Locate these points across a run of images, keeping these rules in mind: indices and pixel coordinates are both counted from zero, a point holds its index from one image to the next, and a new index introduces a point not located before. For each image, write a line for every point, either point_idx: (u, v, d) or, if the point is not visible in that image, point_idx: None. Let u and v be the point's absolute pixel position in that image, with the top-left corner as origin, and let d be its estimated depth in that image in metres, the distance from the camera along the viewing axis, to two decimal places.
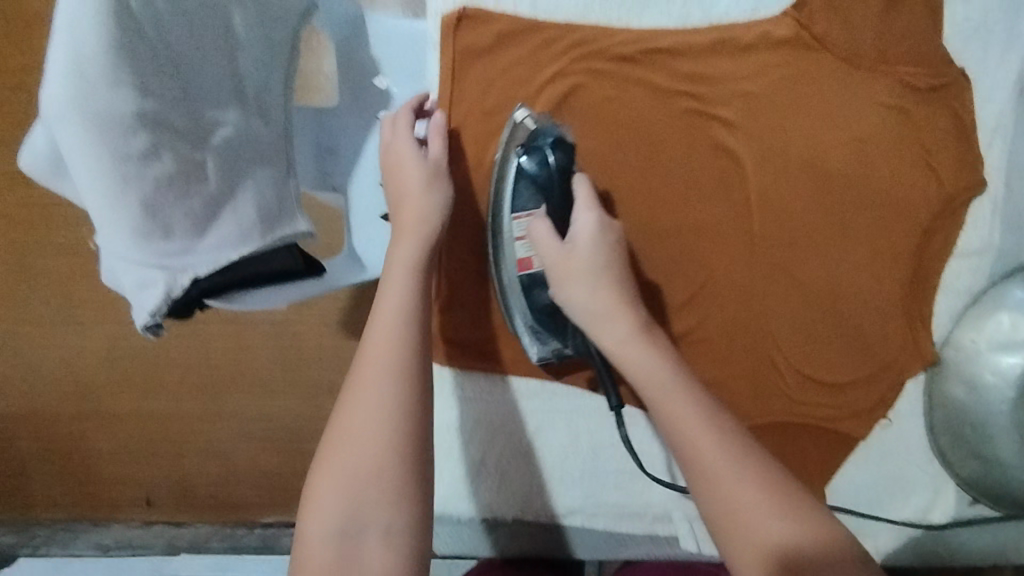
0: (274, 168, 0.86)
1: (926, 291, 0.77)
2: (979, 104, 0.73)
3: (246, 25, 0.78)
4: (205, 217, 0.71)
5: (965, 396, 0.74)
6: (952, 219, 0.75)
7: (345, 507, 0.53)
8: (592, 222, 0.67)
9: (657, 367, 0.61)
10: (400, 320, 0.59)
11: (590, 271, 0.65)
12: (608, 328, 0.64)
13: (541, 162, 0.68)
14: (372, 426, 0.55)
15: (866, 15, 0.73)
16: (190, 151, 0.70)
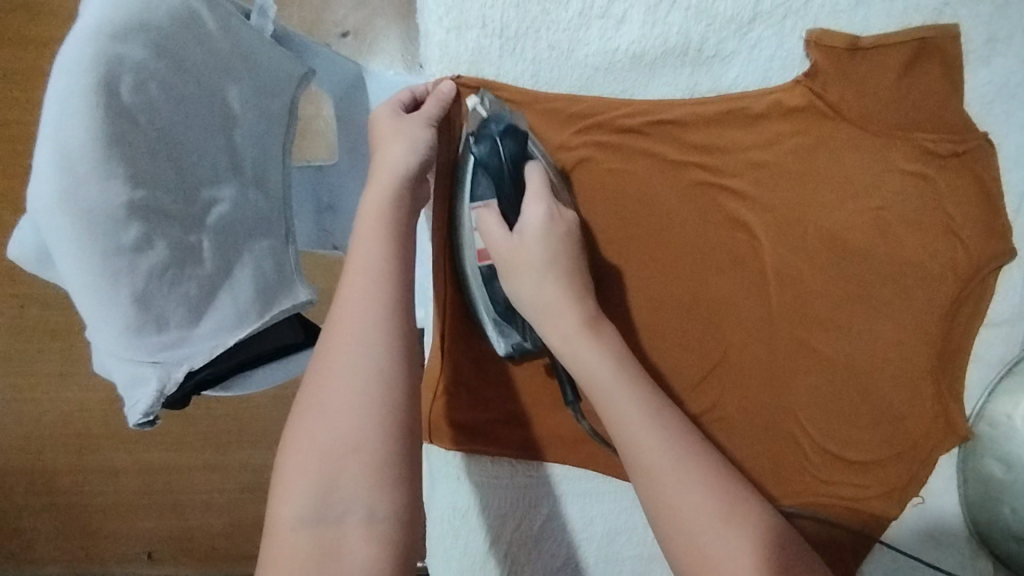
0: (274, 240, 0.73)
1: (955, 363, 0.73)
2: (1003, 170, 0.71)
3: (242, 100, 0.70)
4: (200, 307, 0.61)
5: (1003, 474, 0.70)
6: (980, 290, 0.72)
7: (320, 490, 0.48)
8: (540, 210, 0.60)
9: (602, 366, 0.55)
10: (372, 302, 0.54)
11: (534, 262, 0.58)
12: (554, 326, 0.57)
13: (491, 150, 0.62)
14: (346, 408, 0.50)
15: (891, 80, 0.68)
16: (184, 235, 0.60)
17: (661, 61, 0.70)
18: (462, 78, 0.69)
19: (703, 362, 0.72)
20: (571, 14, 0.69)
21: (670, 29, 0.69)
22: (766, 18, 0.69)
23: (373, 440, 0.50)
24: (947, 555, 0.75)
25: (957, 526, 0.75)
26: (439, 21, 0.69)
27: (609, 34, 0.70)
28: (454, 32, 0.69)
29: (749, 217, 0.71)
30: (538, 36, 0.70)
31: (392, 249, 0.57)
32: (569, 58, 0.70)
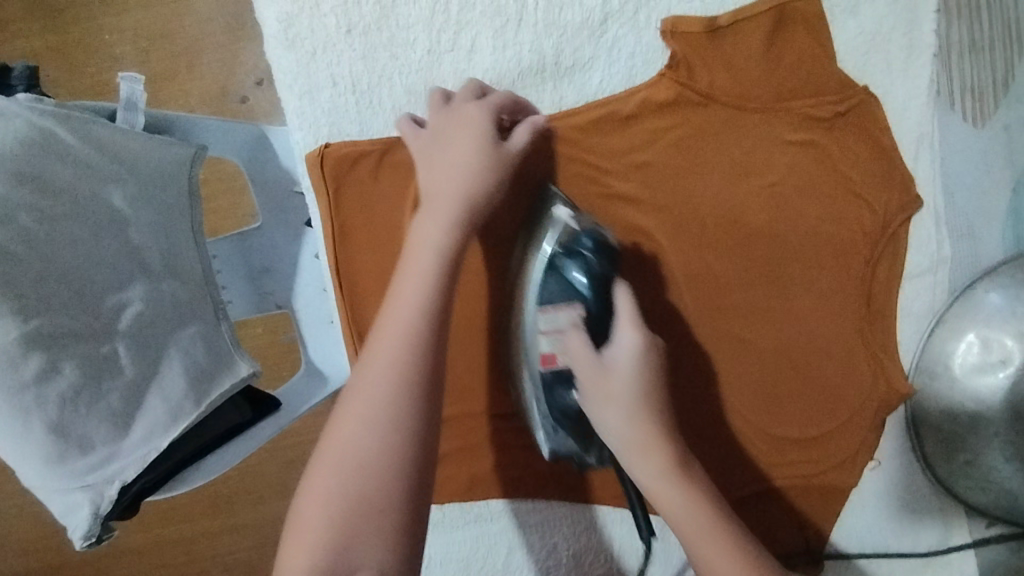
0: (202, 324, 0.61)
1: (885, 322, 0.71)
2: (893, 120, 0.68)
3: (131, 201, 0.57)
4: (126, 418, 0.53)
5: (950, 425, 0.70)
6: (894, 246, 0.69)
7: (338, 543, 0.44)
8: (637, 342, 0.57)
9: (693, 517, 0.53)
10: (427, 333, 0.50)
11: (624, 400, 0.55)
12: (642, 462, 0.55)
13: (585, 274, 0.60)
14: (379, 459, 0.46)
15: (756, 53, 0.66)
16: (94, 347, 0.51)
17: (521, 81, 0.68)
18: (326, 144, 0.68)
19: None
20: (420, 55, 0.68)
21: (522, 49, 0.67)
22: (618, 18, 0.67)
23: (403, 493, 0.46)
24: (917, 513, 0.73)
25: (924, 484, 0.73)
26: (290, 89, 0.67)
27: (462, 66, 0.68)
28: (307, 97, 0.68)
29: (645, 220, 0.68)
30: (391, 83, 0.68)
31: (438, 295, 0.52)
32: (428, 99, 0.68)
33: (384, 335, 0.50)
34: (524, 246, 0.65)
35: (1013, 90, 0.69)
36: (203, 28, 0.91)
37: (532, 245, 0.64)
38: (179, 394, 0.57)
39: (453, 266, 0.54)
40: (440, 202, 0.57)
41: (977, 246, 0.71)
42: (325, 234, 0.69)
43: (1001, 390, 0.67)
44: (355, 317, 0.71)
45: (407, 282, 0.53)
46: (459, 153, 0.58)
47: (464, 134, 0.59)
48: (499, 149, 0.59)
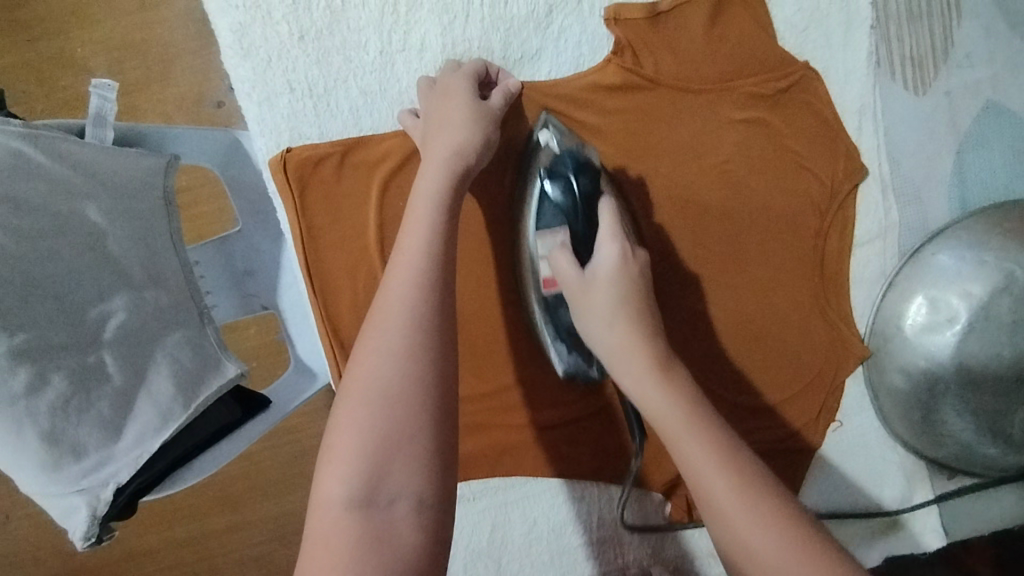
0: (187, 328, 0.62)
1: (839, 289, 0.73)
2: (835, 93, 0.70)
3: (107, 213, 0.57)
4: (117, 424, 0.54)
5: (905, 385, 0.72)
6: (842, 216, 0.72)
7: (373, 471, 0.46)
8: (616, 252, 0.58)
9: (669, 412, 0.51)
10: (432, 275, 0.53)
11: (605, 308, 0.55)
12: (624, 365, 0.54)
13: (565, 189, 0.61)
14: (400, 390, 0.48)
15: (698, 35, 0.68)
16: (81, 358, 0.51)
17: None
18: (289, 149, 0.70)
19: None
20: (373, 56, 0.70)
21: (471, 44, 0.69)
22: (562, 8, 0.69)
23: (428, 420, 0.48)
24: (881, 471, 0.76)
25: (884, 441, 0.76)
26: (249, 97, 0.69)
27: (414, 64, 0.70)
28: (265, 104, 0.70)
29: None
30: (347, 85, 0.70)
31: (438, 238, 0.56)
32: (383, 99, 0.70)
33: (393, 279, 0.53)
34: (520, 179, 0.68)
35: (953, 56, 0.71)
36: (176, 36, 0.88)
37: (528, 176, 0.67)
38: (167, 401, 0.57)
39: (452, 217, 0.58)
40: (436, 159, 0.60)
41: (924, 211, 0.73)
42: (293, 234, 0.71)
43: (948, 346, 0.69)
44: (328, 312, 0.73)
45: (410, 232, 0.56)
46: (451, 111, 0.62)
47: (449, 101, 0.63)
48: (486, 105, 0.64)
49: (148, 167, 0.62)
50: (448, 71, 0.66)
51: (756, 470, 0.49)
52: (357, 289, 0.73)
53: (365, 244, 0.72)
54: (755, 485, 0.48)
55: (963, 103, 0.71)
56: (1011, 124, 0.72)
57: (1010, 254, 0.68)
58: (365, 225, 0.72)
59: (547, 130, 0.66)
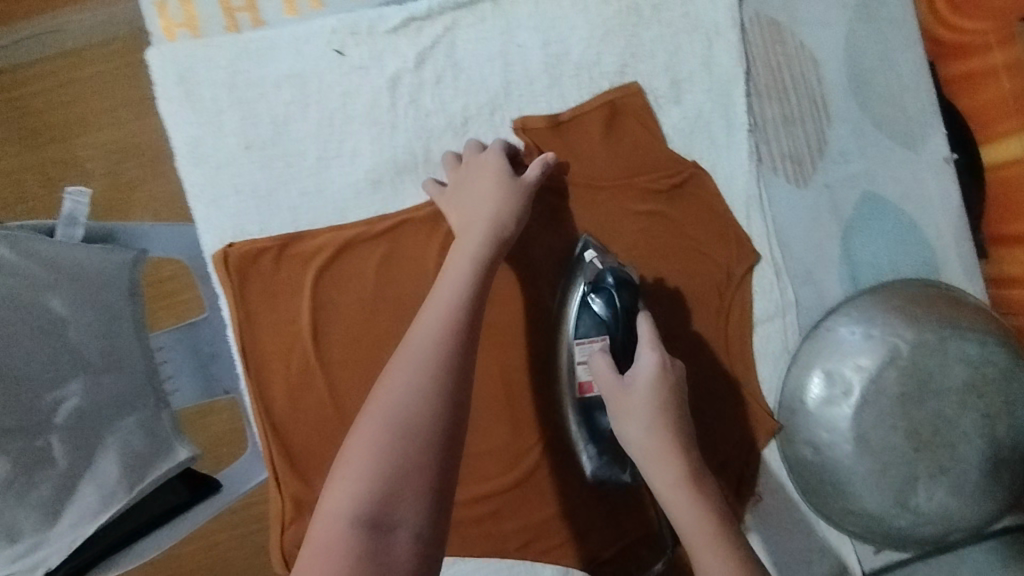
0: (142, 412, 0.75)
1: (746, 364, 0.78)
2: (723, 189, 0.79)
3: (71, 305, 0.69)
4: (56, 508, 0.65)
5: (815, 458, 0.74)
6: (741, 295, 0.78)
7: (384, 494, 0.51)
8: (655, 359, 0.66)
9: (697, 521, 0.61)
10: (457, 331, 0.61)
11: (643, 415, 0.65)
12: (658, 471, 0.64)
13: (608, 304, 0.71)
14: (416, 425, 0.54)
15: (597, 140, 0.77)
16: (30, 442, 0.63)
17: (400, 178, 0.79)
18: (230, 244, 0.77)
19: (512, 427, 0.77)
20: (310, 161, 0.78)
21: (396, 151, 0.79)
22: (477, 119, 0.79)
23: (437, 455, 0.54)
24: (803, 546, 0.79)
25: (804, 514, 0.79)
26: (199, 198, 0.78)
27: (348, 169, 0.79)
28: (213, 205, 0.78)
29: (523, 288, 0.77)
30: (286, 187, 0.78)
31: (467, 297, 0.63)
32: (319, 199, 0.79)
33: (419, 332, 0.61)
34: (559, 290, 0.77)
35: (827, 154, 0.79)
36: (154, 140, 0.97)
37: (568, 288, 0.75)
38: (113, 479, 0.69)
39: (484, 285, 0.65)
40: (470, 236, 0.68)
41: (817, 291, 0.79)
42: (232, 320, 0.77)
43: (848, 419, 0.73)
44: (264, 394, 0.77)
45: (441, 289, 0.64)
46: (485, 191, 0.71)
47: (480, 181, 0.72)
48: (520, 182, 0.72)
49: (117, 264, 0.75)
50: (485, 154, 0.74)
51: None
52: (292, 371, 0.78)
53: (300, 327, 0.78)
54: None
55: (842, 194, 0.79)
56: (887, 212, 0.80)
57: (895, 330, 0.73)
58: (301, 310, 0.78)
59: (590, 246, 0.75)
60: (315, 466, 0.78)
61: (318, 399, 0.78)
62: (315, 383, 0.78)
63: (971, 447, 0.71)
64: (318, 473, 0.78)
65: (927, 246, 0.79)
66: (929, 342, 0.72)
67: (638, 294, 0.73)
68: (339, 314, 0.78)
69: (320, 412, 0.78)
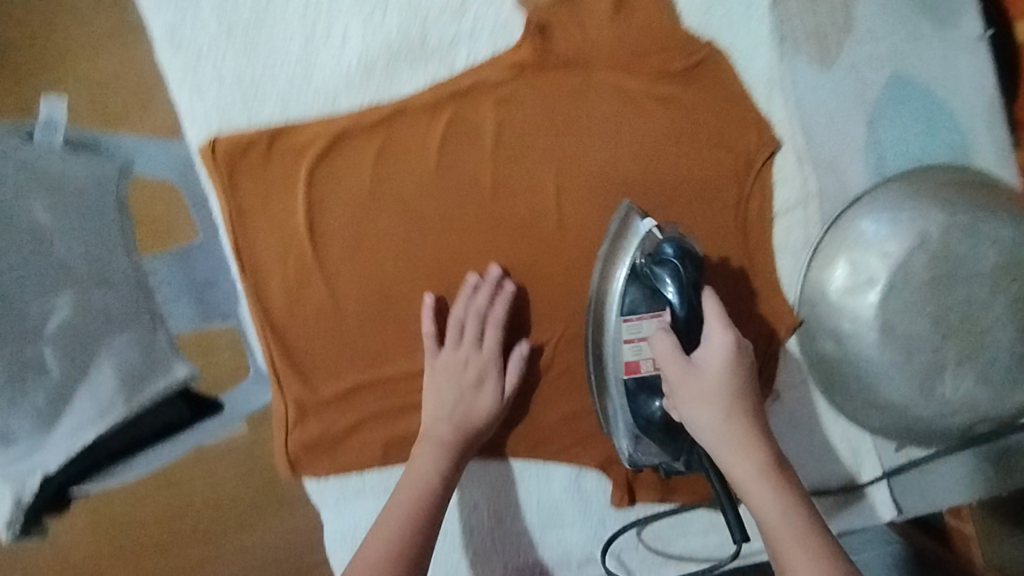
0: (134, 333, 0.78)
1: (763, 257, 0.75)
2: (742, 70, 0.73)
3: (53, 211, 0.72)
4: (50, 416, 0.70)
5: (835, 351, 0.72)
6: (761, 185, 0.74)
7: (382, 568, 0.62)
8: (727, 342, 0.62)
9: (785, 525, 0.57)
10: (461, 434, 0.71)
11: (718, 397, 0.60)
12: (737, 464, 0.59)
13: (671, 275, 0.64)
14: (414, 505, 0.66)
15: (607, 19, 0.72)
16: (19, 351, 0.65)
17: (395, 63, 0.74)
18: (216, 136, 0.73)
19: (522, 323, 0.75)
20: (298, 46, 0.73)
21: (390, 35, 0.74)
22: None
23: (416, 555, 0.64)
24: (821, 443, 0.77)
25: (823, 410, 0.77)
26: (180, 86, 0.73)
27: (338, 55, 0.74)
28: (195, 92, 0.73)
29: (533, 178, 0.73)
30: (274, 72, 0.73)
31: (455, 391, 0.72)
32: (308, 87, 0.74)
33: (426, 433, 0.71)
34: (600, 263, 0.71)
35: (854, 32, 0.74)
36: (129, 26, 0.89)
37: (614, 258, 0.70)
38: (106, 393, 0.75)
39: (471, 381, 0.72)
40: (467, 368, 0.72)
41: (842, 179, 0.75)
42: (222, 220, 0.73)
43: (872, 308, 0.69)
44: (259, 296, 0.74)
45: (432, 387, 0.72)
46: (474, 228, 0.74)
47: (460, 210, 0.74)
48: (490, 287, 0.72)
49: (107, 175, 0.82)
50: (474, 326, 0.72)
51: (853, 574, 0.55)
52: (287, 273, 0.74)
53: (291, 226, 0.74)
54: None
55: (869, 75, 0.74)
56: (916, 93, 0.75)
57: (925, 214, 0.68)
58: (294, 206, 0.73)
59: (650, 222, 0.68)
60: (315, 369, 0.75)
61: (318, 300, 0.75)
62: (313, 284, 0.74)
63: (1002, 334, 0.68)
64: (319, 375, 0.75)
65: (962, 129, 0.74)
66: (961, 226, 0.68)
67: (702, 268, 0.66)
68: (335, 211, 0.74)
69: (318, 314, 0.75)
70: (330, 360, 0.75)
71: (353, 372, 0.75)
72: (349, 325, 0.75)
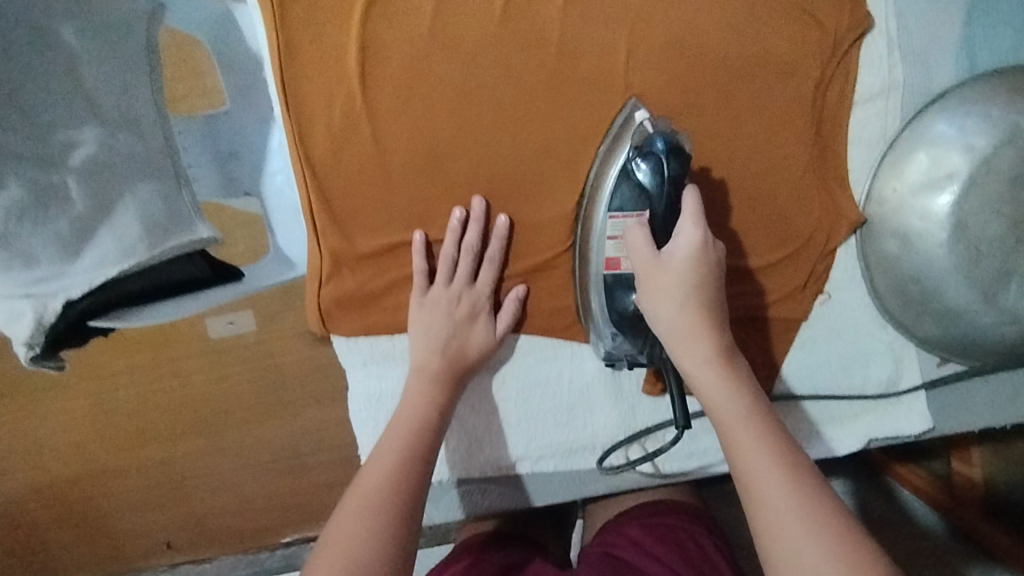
0: (158, 183, 0.82)
1: (834, 147, 0.71)
2: None
3: (83, 43, 0.72)
4: (75, 244, 0.71)
5: (899, 251, 0.69)
6: (843, 69, 0.70)
7: (388, 486, 0.58)
8: (696, 238, 0.61)
9: (740, 420, 0.56)
10: (450, 357, 0.69)
11: (676, 291, 0.60)
12: (690, 351, 0.59)
13: (652, 168, 0.62)
14: (413, 423, 0.64)
15: None
16: (46, 176, 0.68)
17: None
18: None
19: (572, 192, 0.71)
20: None
21: None
22: None
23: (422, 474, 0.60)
24: (867, 351, 0.75)
25: (873, 317, 0.75)
26: None
27: None
28: None
29: (604, 37, 0.69)
30: None
31: (451, 321, 0.70)
32: None
33: (417, 360, 0.69)
34: (599, 155, 0.70)
35: None
36: None
37: (614, 146, 0.68)
38: (129, 236, 0.77)
39: (466, 313, 0.71)
40: (462, 309, 0.70)
41: (929, 71, 0.70)
42: (269, 48, 0.69)
43: (948, 205, 0.66)
44: (302, 136, 0.70)
45: (424, 313, 0.70)
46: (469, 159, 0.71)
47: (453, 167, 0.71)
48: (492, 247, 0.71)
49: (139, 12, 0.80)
50: (467, 264, 0.71)
51: (817, 487, 0.53)
52: (333, 114, 0.70)
53: (343, 62, 0.69)
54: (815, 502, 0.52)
55: None
56: None
57: (1016, 109, 0.65)
58: (347, 42, 0.69)
59: (643, 112, 0.67)
60: (353, 221, 0.72)
61: (362, 147, 0.71)
62: (359, 129, 0.70)
63: None
64: (356, 227, 0.72)
65: None
66: None
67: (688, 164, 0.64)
68: (391, 52, 0.69)
69: (361, 163, 0.71)
70: (369, 213, 0.72)
71: (394, 228, 0.72)
72: (393, 177, 0.71)
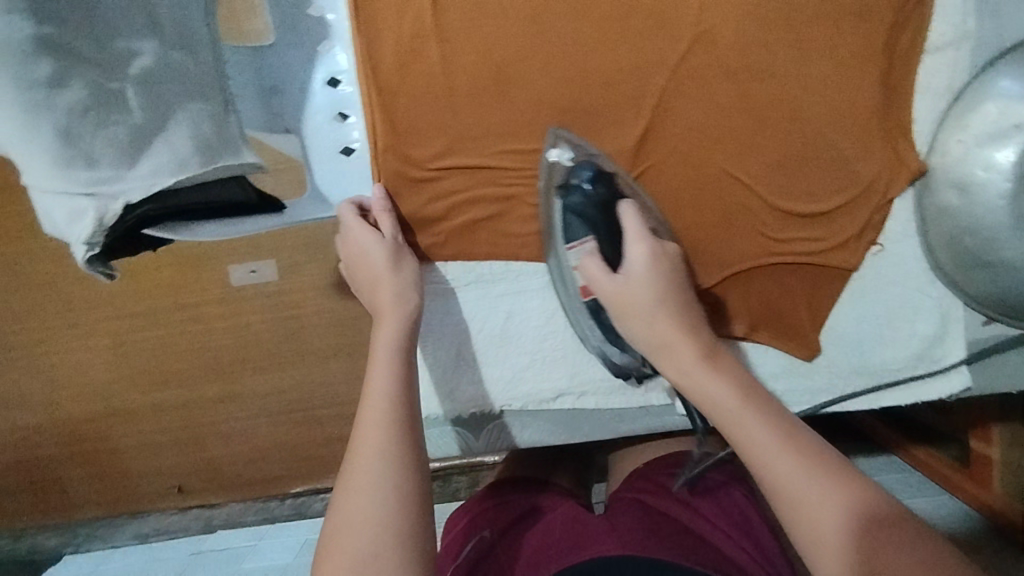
0: (208, 104, 0.72)
1: (900, 94, 0.71)
2: None
3: None
4: (133, 149, 0.70)
5: (958, 202, 0.69)
6: (918, 13, 0.69)
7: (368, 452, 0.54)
8: (644, 250, 0.66)
9: (727, 392, 0.57)
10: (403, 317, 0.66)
11: (645, 303, 0.64)
12: (675, 357, 0.61)
13: (584, 199, 0.69)
14: (385, 384, 0.59)
15: None
16: (108, 80, 0.68)
17: None
18: None
19: (636, 125, 0.72)
20: None
21: None
22: None
23: (402, 434, 0.56)
24: (913, 304, 0.76)
25: (923, 272, 0.75)
26: None
27: None
28: None
29: None
30: None
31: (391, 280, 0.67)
32: None
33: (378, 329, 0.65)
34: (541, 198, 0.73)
35: None
36: None
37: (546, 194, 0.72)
38: (185, 151, 0.72)
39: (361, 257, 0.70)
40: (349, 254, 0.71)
41: (1004, 24, 0.70)
42: None
43: (1011, 157, 0.66)
44: (370, 51, 0.70)
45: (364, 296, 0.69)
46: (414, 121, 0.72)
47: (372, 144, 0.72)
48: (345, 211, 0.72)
49: None
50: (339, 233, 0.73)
51: (818, 448, 0.52)
52: (403, 29, 0.70)
53: None
54: (812, 458, 0.50)
55: None
56: None
57: None
58: None
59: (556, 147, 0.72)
60: (415, 143, 0.72)
61: (429, 66, 0.70)
62: (428, 46, 0.70)
63: None
64: (418, 148, 0.72)
65: None
66: None
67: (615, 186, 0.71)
68: None
69: (426, 82, 0.71)
70: (432, 134, 0.72)
71: (456, 152, 0.72)
72: (457, 99, 0.71)
